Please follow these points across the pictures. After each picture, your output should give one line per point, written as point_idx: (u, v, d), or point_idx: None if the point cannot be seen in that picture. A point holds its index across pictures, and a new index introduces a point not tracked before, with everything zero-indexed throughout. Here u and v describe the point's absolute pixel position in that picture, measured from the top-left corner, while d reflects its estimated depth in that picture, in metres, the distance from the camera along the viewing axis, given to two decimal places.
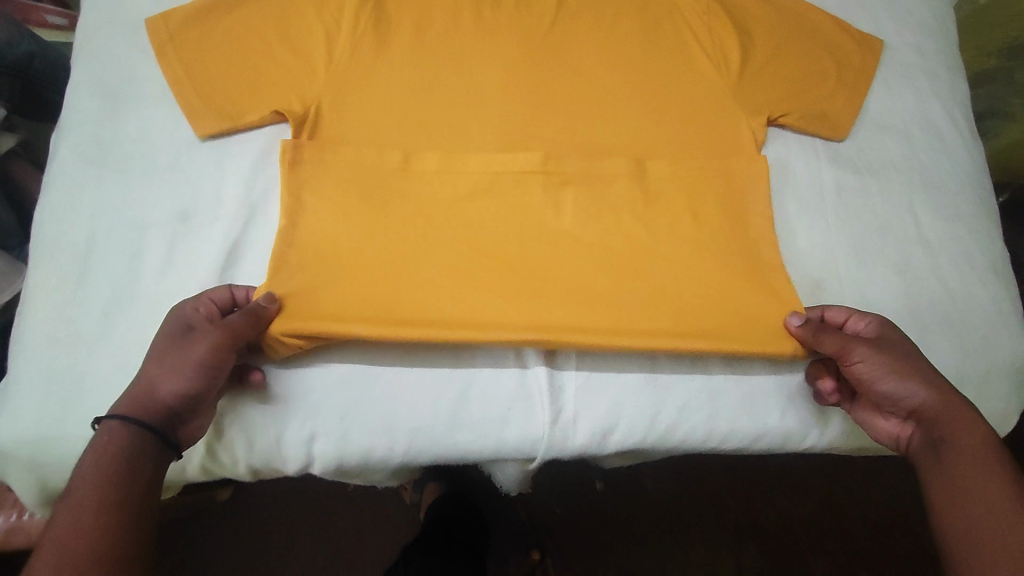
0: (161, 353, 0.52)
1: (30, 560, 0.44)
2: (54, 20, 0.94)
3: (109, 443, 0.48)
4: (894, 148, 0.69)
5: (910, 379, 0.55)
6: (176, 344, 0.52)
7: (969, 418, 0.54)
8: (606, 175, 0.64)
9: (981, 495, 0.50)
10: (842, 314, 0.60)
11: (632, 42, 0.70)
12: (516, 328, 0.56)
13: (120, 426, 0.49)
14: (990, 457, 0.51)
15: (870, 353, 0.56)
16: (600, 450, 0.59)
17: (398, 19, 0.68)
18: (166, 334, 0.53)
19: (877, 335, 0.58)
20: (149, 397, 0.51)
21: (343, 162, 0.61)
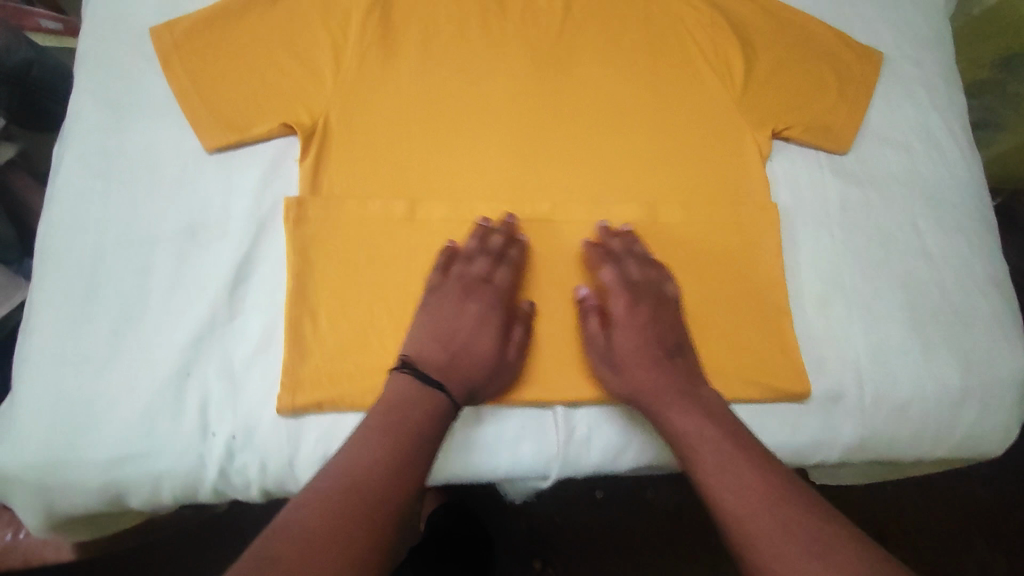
0: (433, 321, 0.59)
1: (371, 467, 0.49)
2: (48, 25, 0.91)
3: (421, 397, 0.54)
4: (895, 161, 0.70)
5: (623, 362, 0.58)
6: (486, 322, 0.59)
7: (681, 410, 0.56)
8: (614, 191, 0.65)
9: (691, 468, 0.54)
10: (634, 269, 0.61)
11: (640, 52, 0.70)
12: (530, 361, 0.59)
13: (438, 393, 0.55)
14: (724, 448, 0.53)
15: (618, 327, 0.60)
16: (612, 468, 0.60)
17: (404, 29, 0.67)
18: (441, 304, 0.59)
19: (626, 298, 0.60)
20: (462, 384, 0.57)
21: (357, 178, 0.63)
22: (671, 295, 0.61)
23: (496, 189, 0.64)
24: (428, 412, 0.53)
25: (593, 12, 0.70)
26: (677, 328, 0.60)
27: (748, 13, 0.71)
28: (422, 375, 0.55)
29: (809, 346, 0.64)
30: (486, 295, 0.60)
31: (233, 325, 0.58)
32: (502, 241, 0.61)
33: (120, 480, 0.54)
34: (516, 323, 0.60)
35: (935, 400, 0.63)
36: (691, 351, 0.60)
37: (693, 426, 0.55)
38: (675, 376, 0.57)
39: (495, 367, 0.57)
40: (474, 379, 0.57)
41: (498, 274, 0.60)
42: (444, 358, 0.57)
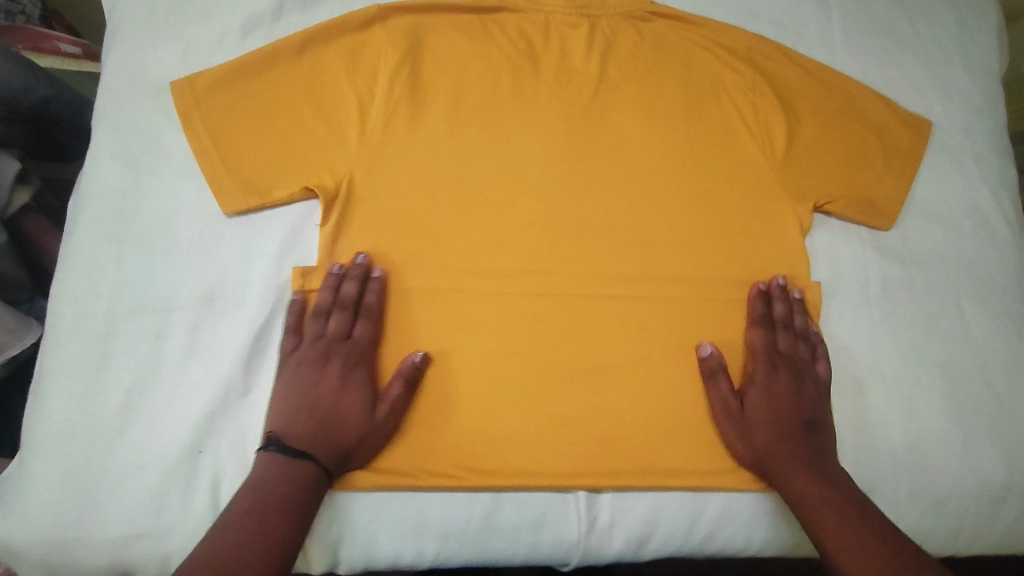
0: (302, 385, 0.55)
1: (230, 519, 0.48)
2: (66, 49, 0.84)
3: (290, 470, 0.51)
4: (940, 238, 0.67)
5: (753, 430, 0.57)
6: (352, 383, 0.56)
7: (808, 473, 0.55)
8: (644, 263, 0.63)
9: (811, 532, 0.52)
10: (785, 339, 0.61)
11: (677, 116, 0.67)
12: (555, 445, 0.57)
13: (305, 461, 0.52)
14: (830, 510, 0.52)
15: (752, 389, 0.59)
16: (634, 557, 0.57)
17: (433, 87, 0.65)
18: (301, 370, 0.56)
19: (767, 365, 0.60)
20: (332, 441, 0.53)
21: (381, 244, 0.60)
22: (808, 368, 0.61)
23: (522, 259, 0.62)
24: (294, 483, 0.50)
25: (629, 72, 0.68)
26: (817, 399, 0.59)
27: (791, 77, 0.69)
28: (286, 448, 0.52)
29: (847, 436, 0.61)
30: (343, 354, 0.57)
31: (249, 399, 0.56)
32: (375, 294, 0.58)
33: (128, 559, 0.51)
34: (395, 379, 0.56)
35: (977, 497, 0.60)
36: (825, 425, 0.58)
37: (812, 492, 0.53)
38: (804, 445, 0.56)
39: (368, 431, 0.54)
40: (345, 444, 0.54)
41: (358, 328, 0.57)
42: (309, 423, 0.54)
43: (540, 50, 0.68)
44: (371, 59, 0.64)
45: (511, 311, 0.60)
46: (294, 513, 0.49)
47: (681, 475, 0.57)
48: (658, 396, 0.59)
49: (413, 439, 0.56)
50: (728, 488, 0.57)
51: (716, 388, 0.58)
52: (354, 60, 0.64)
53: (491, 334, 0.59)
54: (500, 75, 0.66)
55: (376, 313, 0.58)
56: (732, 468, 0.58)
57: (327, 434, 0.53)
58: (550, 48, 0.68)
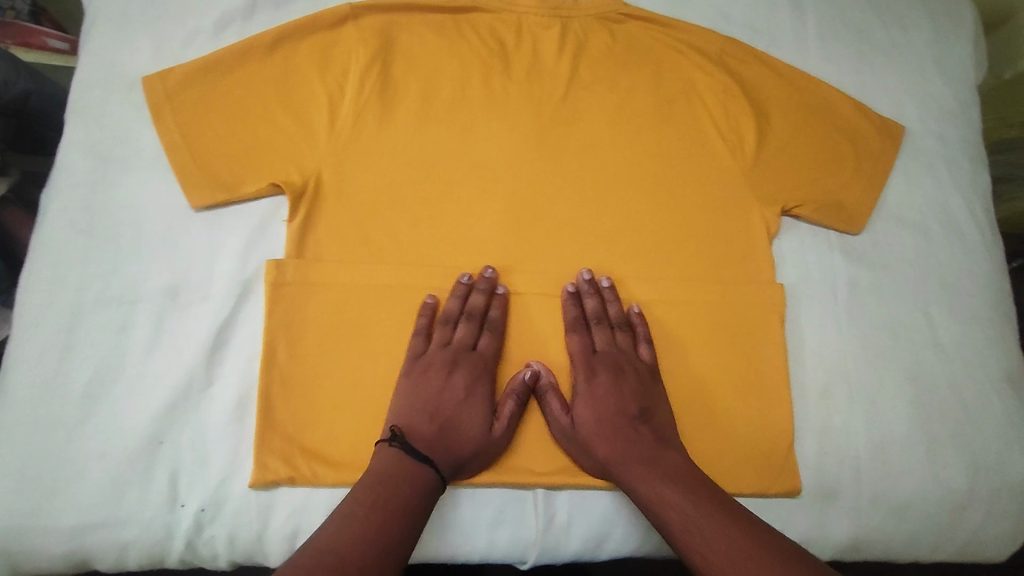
0: (422, 392, 0.57)
1: (360, 512, 0.48)
2: (54, 45, 0.85)
3: (411, 470, 0.52)
4: (910, 243, 0.66)
5: (596, 434, 0.56)
6: (476, 396, 0.58)
7: (649, 473, 0.53)
8: (610, 263, 0.63)
9: (664, 534, 0.51)
10: (598, 338, 0.60)
11: (646, 117, 0.67)
12: (515, 444, 0.57)
13: (426, 466, 0.52)
14: (709, 510, 0.50)
15: (580, 401, 0.58)
16: (592, 556, 0.58)
17: (403, 85, 0.65)
18: (428, 375, 0.57)
19: (586, 372, 0.59)
20: (454, 447, 0.55)
21: (347, 240, 0.60)
22: (628, 361, 0.60)
23: (488, 258, 0.62)
24: (418, 485, 0.51)
25: (599, 73, 0.68)
26: (643, 391, 0.58)
27: (762, 81, 0.69)
28: (410, 449, 0.53)
29: (809, 440, 0.61)
30: (471, 363, 0.59)
31: (210, 392, 0.56)
32: (483, 299, 0.59)
33: (85, 547, 0.52)
34: (508, 396, 0.58)
35: (939, 503, 0.59)
36: (660, 417, 0.57)
37: (661, 493, 0.52)
38: (640, 444, 0.55)
39: (486, 442, 0.55)
40: (460, 454, 0.54)
41: (483, 341, 0.59)
42: (432, 430, 0.55)
43: (511, 50, 0.68)
44: (343, 57, 0.64)
45: (476, 309, 0.60)
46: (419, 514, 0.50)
47: None
48: None
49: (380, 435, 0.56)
50: None
51: (550, 411, 0.57)
52: (326, 57, 0.64)
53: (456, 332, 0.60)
54: (471, 74, 0.66)
55: (500, 329, 0.60)
56: None
57: (447, 440, 0.55)
58: (522, 49, 0.68)
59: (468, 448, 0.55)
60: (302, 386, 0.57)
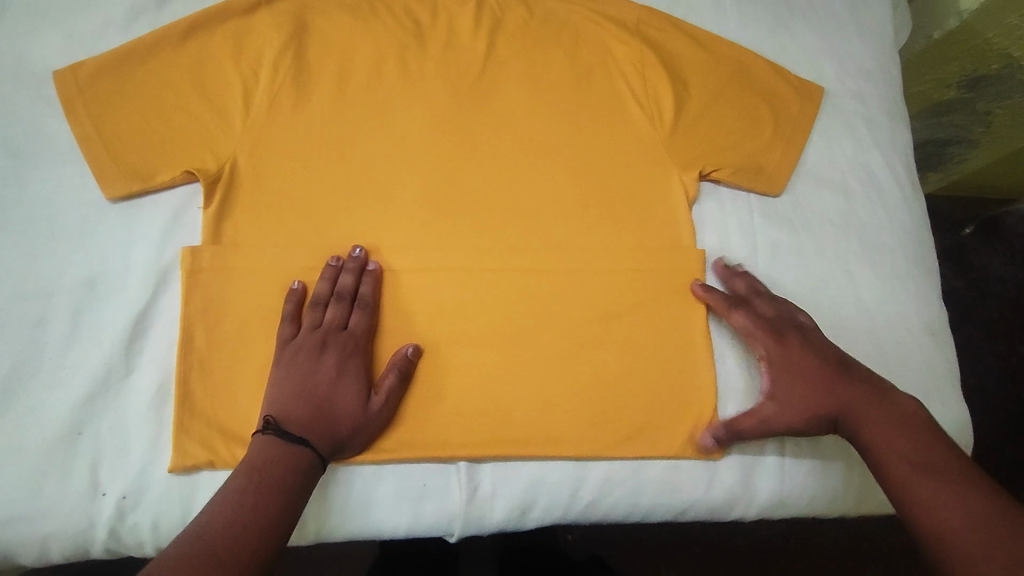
0: (297, 377, 0.55)
1: (232, 500, 0.48)
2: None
3: (287, 454, 0.51)
4: (831, 203, 0.67)
5: (801, 411, 0.56)
6: (348, 373, 0.56)
7: (873, 429, 0.53)
8: (531, 236, 0.63)
9: (897, 494, 0.50)
10: (764, 306, 0.60)
11: (565, 89, 0.67)
12: (437, 418, 0.58)
13: (303, 449, 0.51)
14: (914, 458, 0.50)
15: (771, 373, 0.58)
16: (518, 526, 0.58)
17: (319, 69, 0.65)
18: (299, 360, 0.56)
19: (773, 339, 0.59)
20: (330, 426, 0.54)
21: (264, 226, 0.61)
22: (808, 322, 0.60)
23: (408, 237, 0.62)
24: (295, 469, 0.51)
25: (517, 48, 0.68)
26: (829, 345, 0.58)
27: (680, 48, 0.69)
28: (285, 434, 0.52)
29: (730, 399, 0.61)
30: (341, 343, 0.57)
31: (130, 381, 0.57)
32: (352, 280, 0.59)
33: (6, 542, 0.52)
34: (387, 372, 0.57)
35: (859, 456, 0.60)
36: (853, 361, 0.57)
37: (880, 446, 0.52)
38: (852, 394, 0.55)
39: (364, 419, 0.55)
40: (340, 433, 0.54)
41: (353, 318, 0.58)
42: (308, 412, 0.54)
43: (428, 29, 0.68)
44: (257, 42, 0.64)
45: (395, 287, 0.61)
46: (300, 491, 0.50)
47: (563, 445, 0.58)
48: (543, 368, 0.60)
49: None
50: (609, 455, 0.58)
51: None
52: (238, 44, 0.64)
53: (376, 312, 0.60)
54: (386, 55, 0.66)
55: (372, 304, 0.59)
56: (615, 435, 0.59)
57: (325, 420, 0.54)
58: (438, 28, 0.68)
59: (345, 427, 0.54)
60: (221, 370, 0.57)
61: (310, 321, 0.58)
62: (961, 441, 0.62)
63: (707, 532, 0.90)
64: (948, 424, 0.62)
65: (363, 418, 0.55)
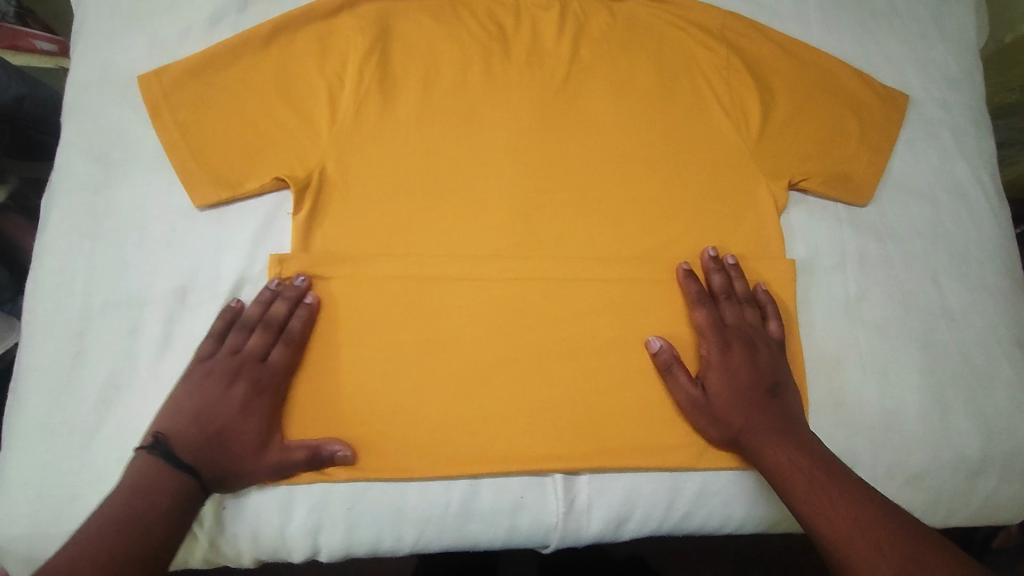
0: (200, 397, 0.53)
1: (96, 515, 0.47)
2: (43, 47, 0.80)
3: (167, 478, 0.49)
4: (917, 213, 0.66)
5: (735, 415, 0.56)
6: (253, 411, 0.54)
7: (782, 443, 0.54)
8: (618, 246, 0.63)
9: (783, 493, 0.53)
10: (729, 311, 0.60)
11: (648, 95, 0.66)
12: (532, 431, 0.57)
13: (184, 475, 0.50)
14: (800, 474, 0.52)
15: (712, 373, 0.58)
16: (613, 537, 0.58)
17: (403, 73, 0.64)
18: (221, 388, 0.54)
19: (719, 343, 0.59)
20: (226, 464, 0.52)
21: (353, 234, 0.60)
22: (760, 335, 0.60)
23: (497, 246, 0.61)
24: (169, 494, 0.49)
25: (600, 53, 0.67)
26: (775, 369, 0.59)
27: (765, 54, 0.68)
28: (170, 456, 0.50)
29: (823, 411, 0.61)
30: (255, 373, 0.55)
31: None
32: (285, 310, 0.56)
33: None
34: (303, 445, 0.54)
35: (952, 469, 0.60)
36: (788, 388, 0.58)
37: (779, 459, 0.54)
38: (771, 414, 0.56)
39: (248, 467, 0.52)
40: (226, 473, 0.52)
41: (273, 353, 0.56)
42: (200, 437, 0.52)
43: (510, 33, 0.67)
44: (340, 46, 0.63)
45: (487, 295, 0.60)
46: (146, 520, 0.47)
47: (658, 458, 0.58)
48: (634, 380, 0.59)
49: (411, 433, 0.56)
50: (704, 468, 0.58)
51: (676, 381, 0.58)
52: (323, 48, 0.63)
53: (472, 320, 0.59)
54: (471, 59, 0.65)
55: (296, 341, 0.56)
56: (709, 448, 0.58)
57: (223, 448, 0.52)
58: (521, 32, 0.67)
59: (245, 466, 0.52)
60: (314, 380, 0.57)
61: (232, 341, 0.56)
62: None
63: (776, 541, 0.90)
64: None
65: (257, 471, 0.52)
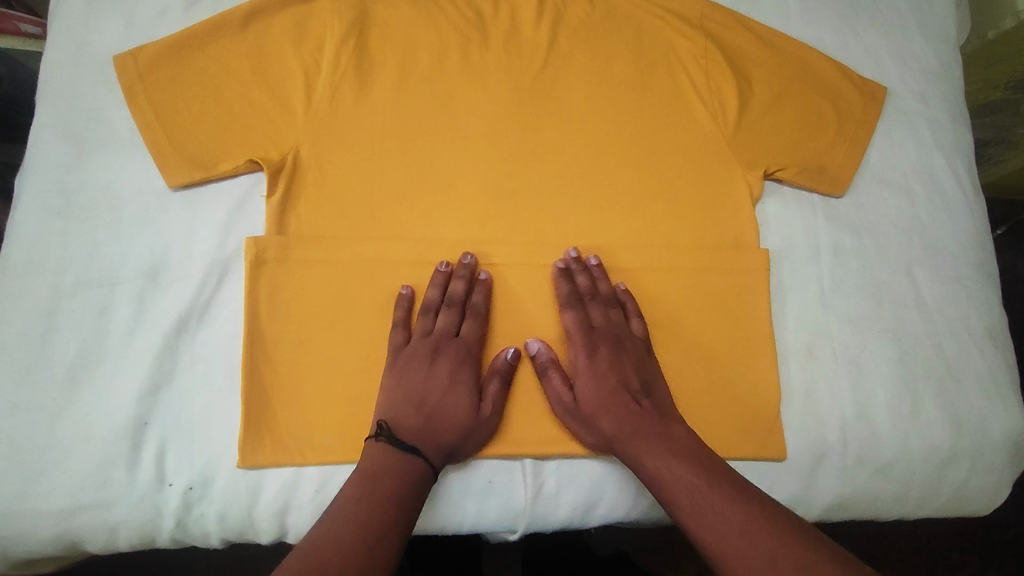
0: (405, 384, 0.56)
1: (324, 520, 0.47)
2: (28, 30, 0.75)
3: (402, 463, 0.52)
4: (893, 205, 0.66)
5: (606, 418, 0.56)
6: (461, 380, 0.57)
7: (660, 449, 0.53)
8: (592, 234, 0.63)
9: (669, 509, 0.51)
10: (594, 314, 0.60)
11: (627, 83, 0.66)
12: (502, 417, 0.57)
13: (415, 456, 0.52)
14: (682, 480, 0.51)
15: (581, 376, 0.58)
16: (582, 523, 0.58)
17: (380, 58, 0.64)
18: (411, 366, 0.56)
19: (585, 347, 0.59)
20: (431, 430, 0.54)
21: (326, 218, 0.60)
22: (626, 336, 0.59)
23: (470, 232, 0.61)
24: (404, 479, 0.51)
25: (578, 41, 0.67)
26: (637, 368, 0.58)
27: (744, 45, 0.68)
28: (399, 441, 0.53)
29: (794, 401, 0.61)
30: (453, 350, 0.58)
31: (193, 372, 0.56)
32: (464, 288, 0.59)
33: (74, 530, 0.52)
34: (491, 376, 0.58)
35: (922, 459, 0.60)
36: (660, 391, 0.58)
37: (661, 464, 0.52)
38: (640, 418, 0.55)
39: (472, 423, 0.55)
40: (451, 439, 0.54)
41: (465, 326, 0.59)
42: (420, 420, 0.55)
43: (489, 20, 0.67)
44: (317, 29, 0.63)
45: (460, 280, 0.60)
46: (405, 498, 0.50)
47: None
48: None
49: None
50: None
51: (550, 383, 0.57)
52: (300, 31, 0.63)
53: (444, 305, 0.59)
54: (449, 45, 0.65)
55: (483, 313, 0.59)
56: None
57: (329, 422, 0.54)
58: (501, 19, 0.67)
59: (454, 432, 0.55)
60: (287, 362, 0.57)
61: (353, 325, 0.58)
62: (1020, 446, 0.62)
63: None
64: (1010, 432, 0.62)
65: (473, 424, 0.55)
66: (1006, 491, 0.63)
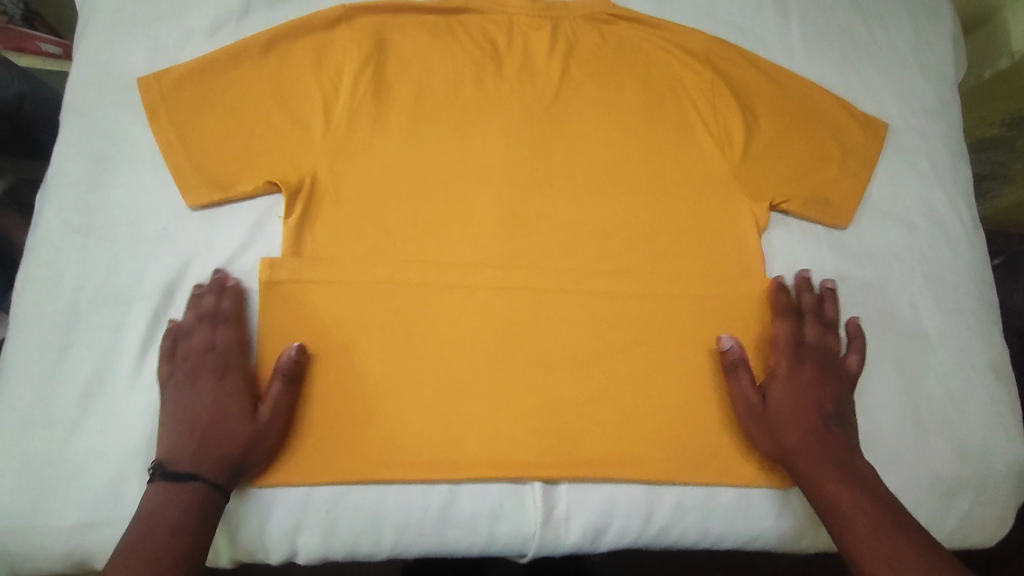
0: (177, 413, 0.54)
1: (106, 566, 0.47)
2: (48, 50, 0.81)
3: (179, 496, 0.51)
4: (896, 237, 0.68)
5: (788, 429, 0.58)
6: (227, 390, 0.55)
7: (837, 476, 0.55)
8: (600, 260, 0.64)
9: (836, 532, 0.53)
10: (809, 331, 0.62)
11: (636, 115, 0.68)
12: (510, 440, 0.58)
13: (192, 484, 0.51)
14: (867, 511, 0.53)
15: (775, 385, 0.60)
16: (591, 548, 0.59)
17: (397, 86, 0.66)
18: (175, 393, 0.55)
19: (791, 359, 0.61)
20: (219, 447, 0.53)
21: (341, 240, 0.61)
22: (835, 363, 0.61)
23: (481, 256, 0.62)
24: (184, 508, 0.50)
25: (589, 73, 0.69)
26: (841, 396, 0.60)
27: (750, 80, 0.70)
28: (173, 474, 0.51)
29: None
30: (210, 363, 0.56)
31: None
32: (212, 300, 0.58)
33: (84, 548, 0.52)
34: (272, 379, 0.56)
35: (928, 489, 0.61)
36: (852, 422, 0.59)
37: (837, 489, 0.54)
38: (833, 441, 0.57)
39: (254, 433, 0.54)
40: (232, 455, 0.53)
41: (219, 335, 0.57)
42: (194, 445, 0.53)
43: (503, 51, 0.69)
44: (337, 57, 0.65)
45: (469, 303, 0.61)
46: (188, 529, 0.50)
47: (635, 471, 0.58)
48: (612, 392, 0.60)
49: (389, 437, 0.57)
50: (681, 482, 0.58)
51: (739, 382, 0.59)
52: (319, 58, 0.65)
53: (454, 327, 0.60)
54: (464, 75, 0.67)
55: (234, 317, 0.58)
56: (687, 462, 0.59)
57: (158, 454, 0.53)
58: (513, 50, 0.69)
59: (235, 445, 0.53)
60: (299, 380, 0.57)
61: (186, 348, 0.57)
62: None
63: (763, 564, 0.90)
64: (1013, 462, 0.63)
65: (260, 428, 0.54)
66: (1011, 521, 0.63)
